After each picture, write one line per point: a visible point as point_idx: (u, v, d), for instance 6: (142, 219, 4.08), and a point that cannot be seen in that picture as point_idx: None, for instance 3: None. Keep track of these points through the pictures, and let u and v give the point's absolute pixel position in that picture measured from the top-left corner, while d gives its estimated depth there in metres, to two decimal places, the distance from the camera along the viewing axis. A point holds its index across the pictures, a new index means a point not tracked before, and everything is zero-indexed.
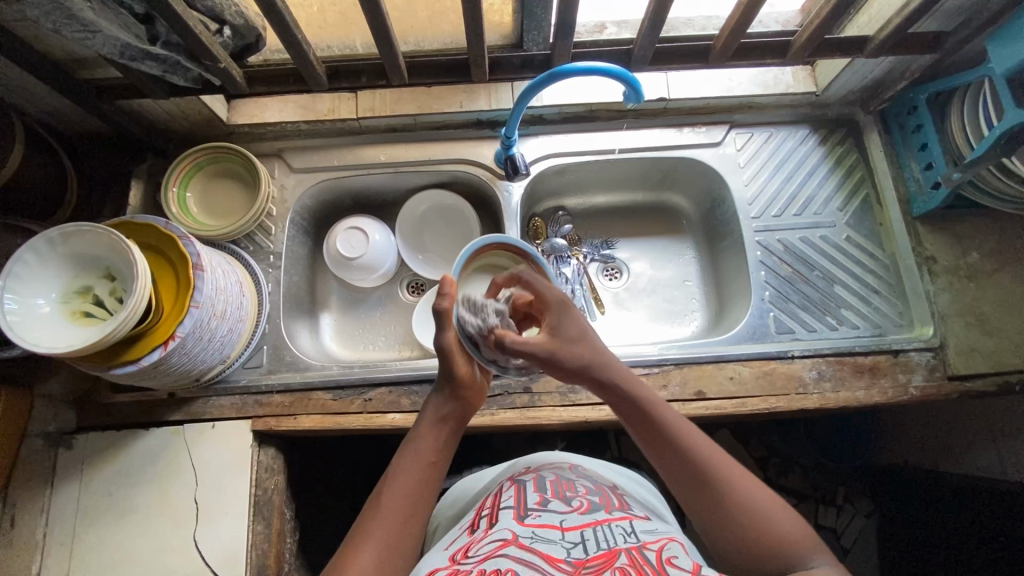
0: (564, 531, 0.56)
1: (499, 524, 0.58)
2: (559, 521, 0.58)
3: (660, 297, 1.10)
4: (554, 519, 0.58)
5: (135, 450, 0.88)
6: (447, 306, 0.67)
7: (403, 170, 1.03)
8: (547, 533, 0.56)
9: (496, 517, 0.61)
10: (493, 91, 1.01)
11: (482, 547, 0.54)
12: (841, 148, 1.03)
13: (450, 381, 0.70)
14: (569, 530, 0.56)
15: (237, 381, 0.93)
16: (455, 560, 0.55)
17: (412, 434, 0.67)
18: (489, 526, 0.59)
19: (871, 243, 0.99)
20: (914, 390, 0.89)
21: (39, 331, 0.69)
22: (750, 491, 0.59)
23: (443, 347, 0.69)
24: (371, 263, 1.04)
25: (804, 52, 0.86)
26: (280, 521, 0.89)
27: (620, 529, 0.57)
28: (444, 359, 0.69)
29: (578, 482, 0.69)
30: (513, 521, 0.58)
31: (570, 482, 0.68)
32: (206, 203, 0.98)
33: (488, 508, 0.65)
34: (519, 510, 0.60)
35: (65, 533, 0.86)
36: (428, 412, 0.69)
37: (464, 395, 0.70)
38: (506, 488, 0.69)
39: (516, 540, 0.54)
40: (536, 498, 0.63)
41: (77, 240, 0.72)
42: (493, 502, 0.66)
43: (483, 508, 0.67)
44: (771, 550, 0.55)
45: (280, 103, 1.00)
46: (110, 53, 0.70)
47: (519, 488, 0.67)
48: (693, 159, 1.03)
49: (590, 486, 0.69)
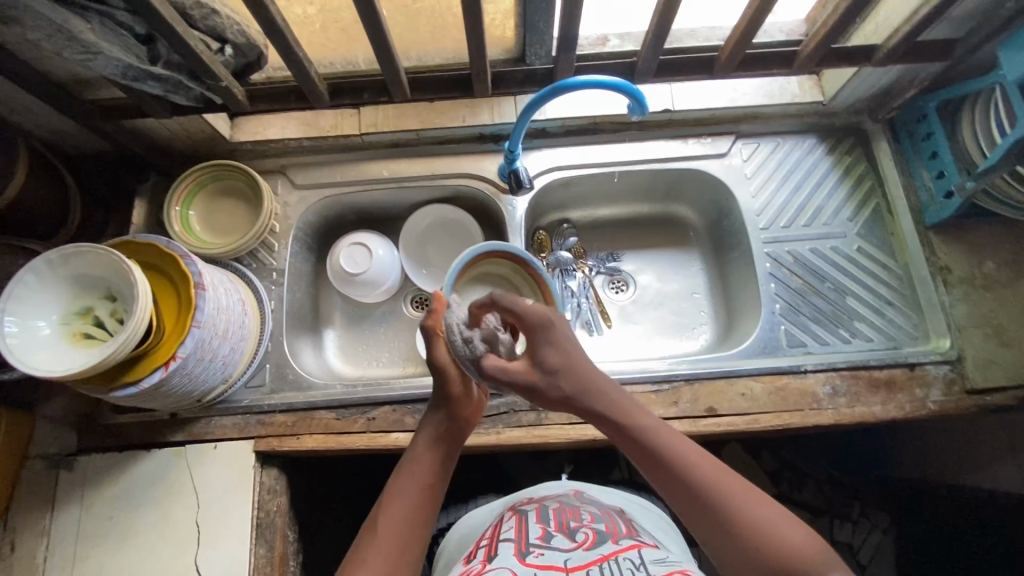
0: (568, 571, 0.53)
1: (498, 562, 0.57)
2: (563, 561, 0.55)
3: (668, 310, 1.08)
4: (558, 555, 0.56)
5: (136, 472, 0.87)
6: (434, 322, 0.69)
7: (407, 185, 1.03)
8: (551, 571, 0.53)
9: (496, 551, 0.60)
10: (495, 105, 1.00)
11: None
12: (850, 158, 1.02)
13: (447, 400, 0.67)
14: (574, 570, 0.53)
15: (240, 401, 0.91)
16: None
17: (406, 457, 0.65)
18: (488, 560, 0.58)
19: (884, 254, 0.97)
20: (933, 404, 0.87)
21: (40, 354, 0.68)
22: (756, 508, 0.55)
23: (437, 365, 0.68)
24: (375, 278, 1.03)
25: (811, 61, 0.84)
26: (283, 544, 0.87)
27: (628, 563, 0.54)
28: (439, 376, 0.68)
29: (583, 509, 0.68)
30: (513, 558, 0.57)
31: (574, 510, 0.67)
32: (208, 221, 0.97)
33: (488, 539, 0.65)
34: (520, 546, 0.59)
35: (65, 558, 0.84)
36: (422, 435, 0.67)
37: (462, 415, 0.68)
38: (507, 520, 0.68)
39: None
40: (538, 532, 0.62)
41: (77, 261, 0.71)
42: (494, 534, 0.65)
43: (484, 540, 0.66)
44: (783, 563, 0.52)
45: (284, 119, 1.00)
46: (112, 74, 0.69)
47: (520, 520, 0.66)
48: (698, 170, 1.02)
49: (594, 512, 0.67)
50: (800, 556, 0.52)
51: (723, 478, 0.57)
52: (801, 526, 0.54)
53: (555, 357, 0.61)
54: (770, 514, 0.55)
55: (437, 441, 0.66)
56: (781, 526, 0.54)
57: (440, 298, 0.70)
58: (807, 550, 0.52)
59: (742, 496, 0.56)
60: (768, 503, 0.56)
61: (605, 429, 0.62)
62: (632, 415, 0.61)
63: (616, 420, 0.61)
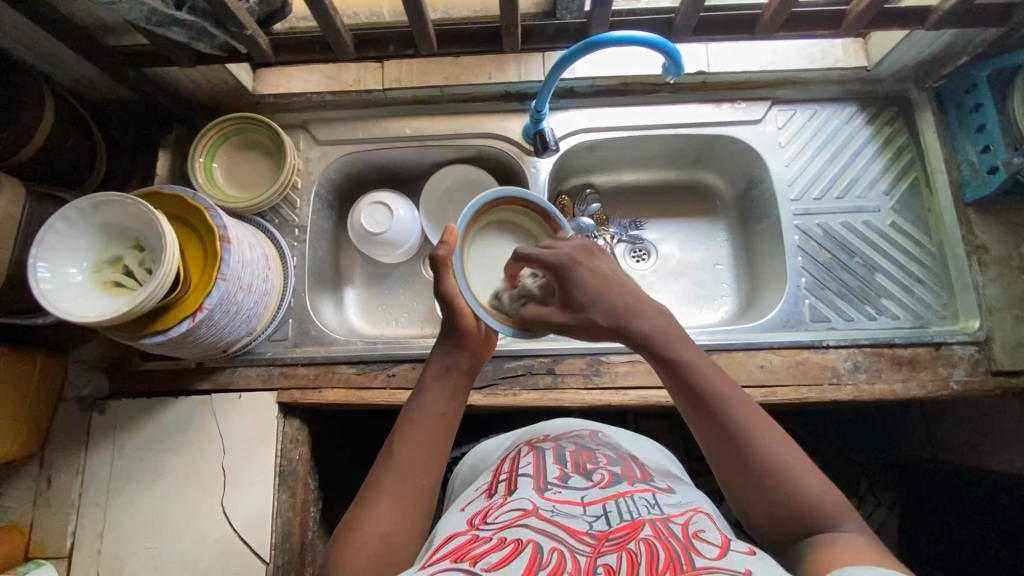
0: (585, 505, 0.56)
1: (519, 494, 0.59)
2: (580, 496, 0.58)
3: (690, 280, 1.07)
4: (575, 492, 0.58)
5: (164, 418, 0.90)
6: (446, 253, 0.66)
7: (429, 144, 1.01)
8: (569, 508, 0.56)
9: (515, 484, 0.61)
10: (523, 61, 0.97)
11: (501, 517, 0.55)
12: (891, 128, 0.98)
13: (456, 332, 0.67)
14: (590, 504, 0.57)
15: (264, 353, 0.93)
16: (474, 524, 0.56)
17: (417, 391, 0.66)
18: (507, 493, 0.60)
19: (918, 229, 0.94)
20: (955, 385, 0.86)
21: (73, 300, 0.70)
22: (786, 459, 0.56)
23: (445, 296, 0.66)
24: (394, 238, 1.03)
25: (859, 24, 0.80)
26: (304, 490, 0.91)
27: (642, 500, 0.57)
28: (449, 311, 0.67)
29: (599, 452, 0.68)
30: (533, 492, 0.58)
31: (590, 452, 0.67)
32: (231, 174, 0.97)
33: (505, 473, 0.65)
34: (539, 482, 0.60)
35: (98, 495, 0.89)
36: (431, 368, 0.67)
37: (468, 347, 0.68)
38: (524, 454, 0.68)
39: (536, 511, 0.55)
40: (556, 471, 0.62)
41: (107, 210, 0.72)
42: (511, 469, 0.65)
43: (499, 473, 0.66)
44: (800, 506, 0.54)
45: (306, 72, 0.98)
46: (136, 19, 0.68)
47: (537, 457, 0.66)
48: (730, 136, 0.98)
49: (610, 455, 0.68)
50: (820, 503, 0.54)
51: (760, 425, 0.58)
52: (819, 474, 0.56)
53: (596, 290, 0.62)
54: (800, 463, 0.56)
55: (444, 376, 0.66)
56: (805, 474, 0.56)
57: (453, 230, 0.66)
58: (826, 500, 0.54)
59: (779, 448, 0.56)
60: (792, 448, 0.57)
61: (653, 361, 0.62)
62: (679, 347, 0.61)
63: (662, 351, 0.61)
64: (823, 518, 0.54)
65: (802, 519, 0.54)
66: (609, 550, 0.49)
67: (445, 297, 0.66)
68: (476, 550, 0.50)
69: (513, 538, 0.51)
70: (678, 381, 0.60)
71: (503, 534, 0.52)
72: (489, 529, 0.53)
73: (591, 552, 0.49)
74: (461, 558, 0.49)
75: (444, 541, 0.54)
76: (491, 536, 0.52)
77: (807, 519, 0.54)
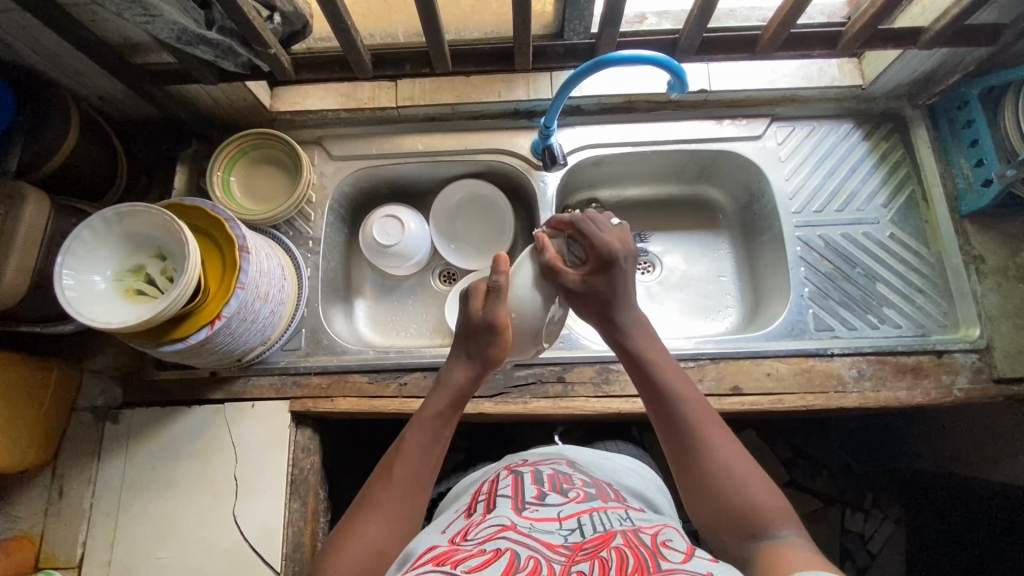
0: (561, 520, 0.57)
1: (498, 511, 0.60)
2: (557, 512, 0.59)
3: (695, 292, 1.09)
4: (553, 508, 0.59)
5: (178, 426, 0.91)
6: (504, 279, 0.69)
7: (440, 159, 1.04)
8: (545, 520, 0.57)
9: (494, 504, 0.62)
10: (532, 80, 1.00)
11: (481, 532, 0.56)
12: (887, 144, 1.01)
13: (486, 359, 0.69)
14: (566, 519, 0.57)
15: (277, 362, 0.95)
16: (454, 541, 0.56)
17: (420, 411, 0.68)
18: (487, 512, 0.61)
19: (916, 241, 0.97)
20: (959, 392, 0.87)
21: (96, 307, 0.72)
22: (736, 467, 0.59)
23: (494, 322, 0.68)
24: (405, 251, 1.05)
25: (854, 44, 0.84)
26: (315, 500, 0.91)
27: (616, 515, 0.59)
28: (494, 334, 0.68)
29: (575, 475, 0.69)
30: (511, 509, 0.59)
31: (567, 475, 0.69)
32: (248, 187, 1.00)
33: (485, 495, 0.66)
34: (517, 501, 0.61)
35: (109, 505, 0.89)
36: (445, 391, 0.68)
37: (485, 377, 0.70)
38: (503, 478, 0.70)
39: (515, 526, 0.55)
40: (533, 491, 0.64)
41: (132, 220, 0.74)
42: (491, 490, 0.67)
43: (479, 496, 0.67)
44: (742, 508, 0.57)
45: (322, 90, 1.01)
46: (167, 37, 0.70)
47: (515, 479, 0.68)
48: (732, 152, 1.02)
49: (585, 479, 0.69)
50: (764, 510, 0.56)
51: (708, 426, 0.63)
52: (767, 486, 0.58)
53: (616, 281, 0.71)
54: (746, 472, 0.59)
55: (440, 413, 0.66)
56: (752, 482, 0.58)
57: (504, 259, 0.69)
58: (770, 506, 0.57)
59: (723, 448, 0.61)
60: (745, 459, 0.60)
61: (621, 354, 0.71)
62: (643, 347, 0.70)
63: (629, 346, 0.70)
64: (760, 519, 0.56)
65: (740, 518, 0.57)
66: (582, 558, 0.49)
67: (496, 324, 0.68)
68: (456, 559, 0.50)
69: (492, 548, 0.51)
70: (637, 371, 0.69)
71: (482, 545, 0.52)
72: (469, 542, 0.53)
73: (566, 560, 0.49)
74: (441, 565, 0.49)
75: (423, 552, 0.54)
76: (472, 548, 0.52)
77: (745, 520, 0.56)
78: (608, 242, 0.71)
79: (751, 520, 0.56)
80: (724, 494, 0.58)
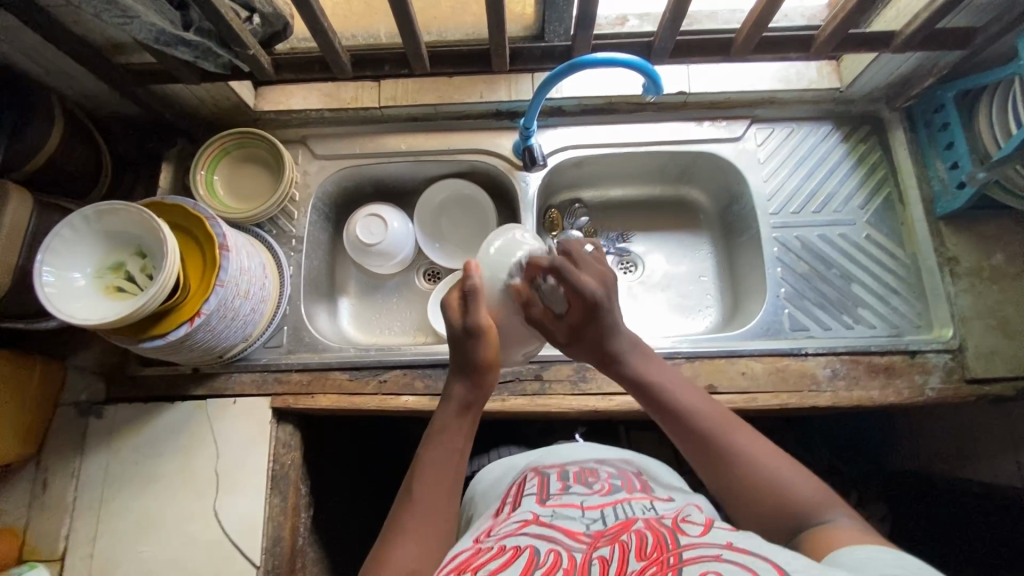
0: (584, 509, 0.59)
1: (522, 508, 0.61)
2: (580, 502, 0.60)
3: (675, 292, 1.10)
4: (576, 499, 0.61)
5: (160, 422, 0.92)
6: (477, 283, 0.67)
7: (422, 159, 1.05)
8: (569, 510, 0.58)
9: (519, 503, 0.63)
10: (513, 81, 1.01)
11: (505, 528, 0.57)
12: (865, 146, 1.02)
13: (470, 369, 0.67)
14: (589, 508, 0.59)
15: (259, 360, 0.96)
16: (479, 540, 0.57)
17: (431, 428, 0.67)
18: (512, 510, 0.62)
19: (893, 243, 0.98)
20: (931, 391, 0.88)
21: (76, 303, 0.73)
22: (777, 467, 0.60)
23: (476, 327, 0.66)
24: (388, 250, 1.07)
25: (827, 47, 0.85)
26: (296, 496, 0.92)
27: (640, 505, 0.59)
28: (470, 339, 0.66)
29: (601, 469, 0.70)
30: (536, 504, 0.61)
31: (592, 468, 0.70)
32: (231, 186, 1.01)
33: (512, 495, 0.67)
34: (542, 495, 0.63)
35: (93, 499, 0.90)
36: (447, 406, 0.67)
37: (485, 382, 0.68)
38: (529, 479, 0.70)
39: (536, 519, 0.57)
40: (558, 484, 0.65)
41: (111, 218, 0.75)
42: (517, 491, 0.67)
43: (507, 497, 0.68)
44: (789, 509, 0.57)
45: (306, 90, 1.02)
46: (146, 39, 0.71)
47: (542, 478, 0.68)
48: (711, 153, 1.02)
49: (612, 471, 0.70)
50: (810, 501, 0.57)
51: (725, 423, 0.64)
52: (808, 477, 0.59)
53: (592, 329, 0.70)
54: (787, 470, 0.60)
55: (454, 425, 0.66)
56: (792, 477, 0.59)
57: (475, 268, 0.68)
58: (814, 497, 0.58)
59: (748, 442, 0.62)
60: (782, 458, 0.61)
61: (629, 383, 0.71)
62: (644, 368, 0.70)
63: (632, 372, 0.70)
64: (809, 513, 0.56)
65: (791, 518, 0.57)
66: (603, 544, 0.51)
67: (476, 329, 0.66)
68: (479, 561, 0.51)
69: (513, 545, 0.52)
70: (645, 397, 0.69)
71: (505, 542, 0.53)
72: (491, 540, 0.55)
73: (587, 547, 0.51)
74: (464, 570, 0.50)
75: (448, 561, 0.54)
76: (494, 546, 0.54)
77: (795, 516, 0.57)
78: (588, 285, 0.68)
79: (801, 516, 0.56)
80: (770, 501, 0.58)
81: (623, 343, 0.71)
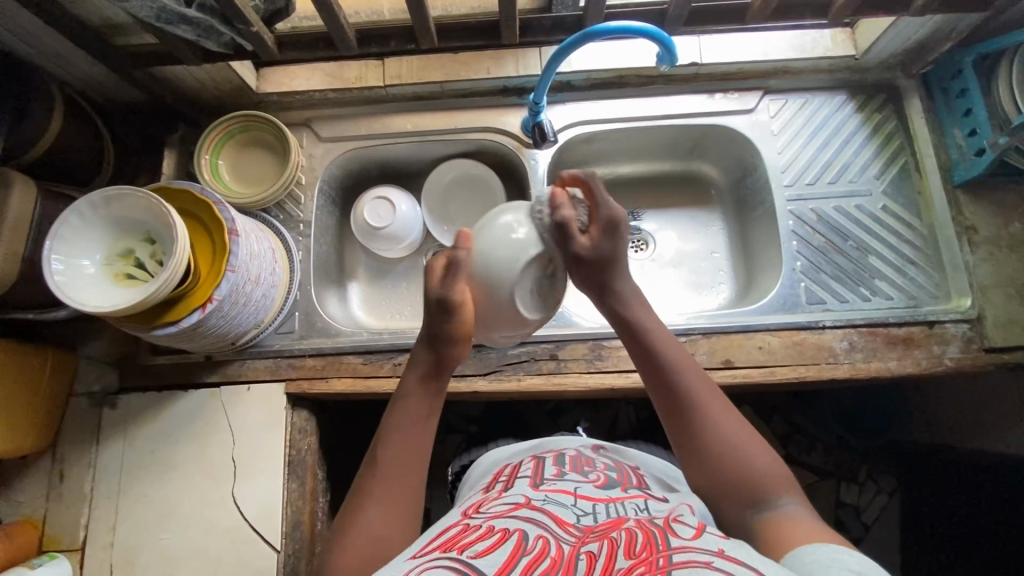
0: (576, 499, 0.59)
1: (514, 490, 0.62)
2: (573, 490, 0.61)
3: (688, 269, 1.09)
4: (570, 486, 0.62)
5: (174, 410, 0.92)
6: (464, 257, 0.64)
7: (430, 138, 1.03)
8: (560, 498, 0.59)
9: (511, 484, 0.65)
10: (521, 56, 0.99)
11: (494, 508, 0.57)
12: (880, 115, 1.00)
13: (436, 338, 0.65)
14: (581, 499, 0.59)
15: (271, 346, 0.95)
16: (468, 516, 0.58)
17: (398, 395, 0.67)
18: (504, 490, 0.63)
19: (909, 213, 0.97)
20: (950, 361, 0.88)
21: (86, 290, 0.72)
22: (738, 440, 0.61)
23: (449, 301, 0.63)
24: (397, 233, 1.05)
25: (845, 11, 0.82)
26: (313, 480, 0.92)
27: (632, 505, 0.58)
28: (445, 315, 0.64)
29: (597, 459, 0.72)
30: (528, 487, 0.62)
31: (590, 458, 0.71)
32: (237, 171, 0.99)
33: (507, 475, 0.70)
34: (535, 479, 0.64)
35: (110, 489, 0.90)
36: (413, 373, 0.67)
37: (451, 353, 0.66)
38: (526, 462, 0.72)
39: (528, 503, 0.57)
40: (553, 470, 0.67)
41: (119, 204, 0.74)
42: (512, 472, 0.70)
43: (501, 476, 0.70)
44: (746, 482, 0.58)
45: (308, 71, 1.00)
46: (146, 17, 0.69)
47: (538, 462, 0.70)
48: (724, 125, 1.01)
49: (609, 463, 0.72)
50: (769, 478, 0.58)
51: (709, 397, 0.63)
52: (771, 456, 0.60)
53: (609, 253, 0.67)
54: (749, 444, 0.60)
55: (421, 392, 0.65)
56: (754, 453, 0.60)
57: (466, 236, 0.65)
58: (772, 474, 0.59)
59: (722, 414, 0.62)
60: (749, 434, 0.62)
61: (615, 318, 0.69)
62: (642, 318, 0.68)
63: (628, 317, 0.68)
64: (767, 490, 0.58)
65: (745, 491, 0.58)
66: (592, 539, 0.50)
67: (450, 301, 0.63)
68: (466, 540, 0.51)
69: (501, 528, 0.52)
70: (629, 334, 0.68)
71: (492, 523, 0.54)
72: (479, 519, 0.55)
73: (576, 541, 0.50)
74: (449, 548, 0.50)
75: (436, 535, 0.54)
76: (483, 525, 0.54)
77: (751, 491, 0.58)
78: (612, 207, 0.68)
79: (755, 489, 0.58)
80: (726, 469, 0.59)
81: (620, 284, 0.68)
